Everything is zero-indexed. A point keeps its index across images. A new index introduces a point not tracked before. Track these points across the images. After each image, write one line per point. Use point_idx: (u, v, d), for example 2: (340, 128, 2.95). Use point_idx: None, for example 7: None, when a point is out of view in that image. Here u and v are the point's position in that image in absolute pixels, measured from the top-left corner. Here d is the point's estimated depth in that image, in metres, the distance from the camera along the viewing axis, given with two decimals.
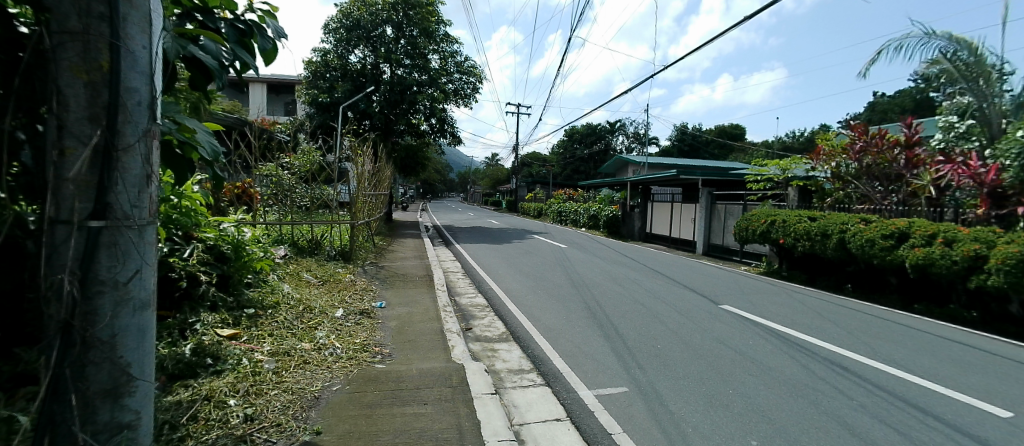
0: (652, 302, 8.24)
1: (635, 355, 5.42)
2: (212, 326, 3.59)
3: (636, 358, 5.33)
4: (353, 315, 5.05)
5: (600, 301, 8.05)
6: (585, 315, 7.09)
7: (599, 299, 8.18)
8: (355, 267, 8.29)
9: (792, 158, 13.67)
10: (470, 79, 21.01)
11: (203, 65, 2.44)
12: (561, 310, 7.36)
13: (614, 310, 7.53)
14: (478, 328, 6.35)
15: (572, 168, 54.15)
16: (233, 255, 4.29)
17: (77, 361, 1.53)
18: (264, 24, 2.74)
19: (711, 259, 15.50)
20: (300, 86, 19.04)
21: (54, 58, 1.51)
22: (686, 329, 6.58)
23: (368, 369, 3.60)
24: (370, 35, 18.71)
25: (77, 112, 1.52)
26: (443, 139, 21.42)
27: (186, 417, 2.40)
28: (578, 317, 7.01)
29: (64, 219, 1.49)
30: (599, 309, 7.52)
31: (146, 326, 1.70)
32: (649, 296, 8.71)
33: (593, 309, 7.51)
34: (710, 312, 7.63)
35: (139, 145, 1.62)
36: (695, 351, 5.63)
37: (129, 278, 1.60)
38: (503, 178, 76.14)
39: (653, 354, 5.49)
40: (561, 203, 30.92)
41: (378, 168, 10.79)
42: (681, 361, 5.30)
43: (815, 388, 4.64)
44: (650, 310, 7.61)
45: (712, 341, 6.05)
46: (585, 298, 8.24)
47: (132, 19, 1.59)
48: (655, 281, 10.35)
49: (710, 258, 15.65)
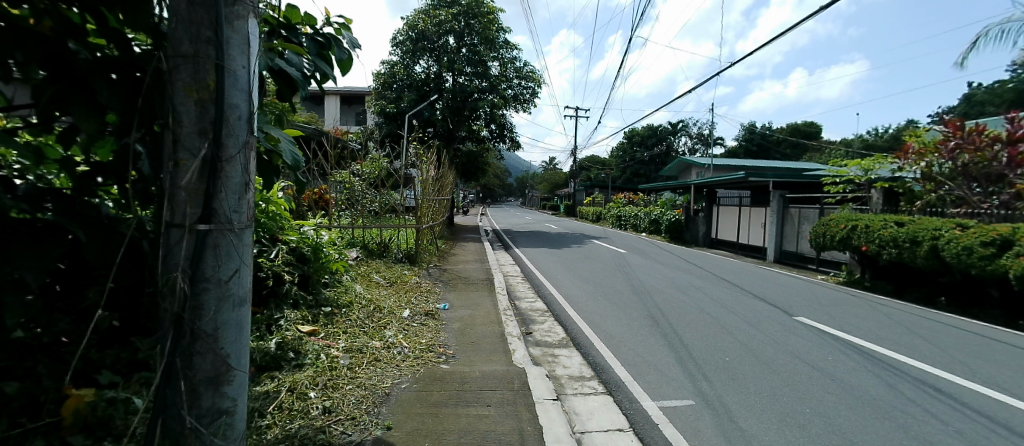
0: (719, 311, 7.82)
1: (701, 367, 5.15)
2: (294, 322, 3.86)
3: (702, 370, 5.07)
4: (418, 316, 5.23)
5: (664, 309, 7.75)
6: (648, 324, 6.85)
7: (663, 308, 7.87)
8: (420, 270, 8.60)
9: (876, 157, 12.42)
10: (529, 84, 21.20)
11: (287, 77, 2.65)
12: (622, 317, 7.17)
13: (679, 319, 7.22)
14: (538, 333, 6.35)
15: (631, 171, 52.82)
16: (312, 256, 4.57)
17: (186, 350, 1.70)
18: (340, 36, 2.93)
19: (784, 266, 14.44)
20: (370, 97, 20.09)
21: (171, 80, 1.71)
22: (758, 342, 6.17)
23: (434, 369, 3.71)
24: (434, 45, 19.38)
25: (189, 126, 1.70)
26: (502, 144, 21.78)
27: (273, 406, 2.59)
28: (640, 325, 6.79)
29: (178, 223, 1.67)
30: (663, 318, 7.24)
31: (243, 321, 1.85)
32: (715, 305, 8.28)
33: (657, 317, 7.25)
34: (783, 325, 7.09)
35: (239, 156, 1.78)
36: (768, 366, 5.26)
37: (230, 277, 1.76)
38: (561, 181, 75.72)
39: (720, 366, 5.19)
40: (621, 208, 30.25)
41: (441, 174, 11.14)
42: (753, 375, 4.97)
43: (907, 410, 4.17)
44: (718, 320, 7.20)
45: (786, 356, 5.62)
46: (647, 305, 7.97)
47: (234, 42, 1.76)
48: (722, 289, 9.79)
49: (782, 266, 14.59)
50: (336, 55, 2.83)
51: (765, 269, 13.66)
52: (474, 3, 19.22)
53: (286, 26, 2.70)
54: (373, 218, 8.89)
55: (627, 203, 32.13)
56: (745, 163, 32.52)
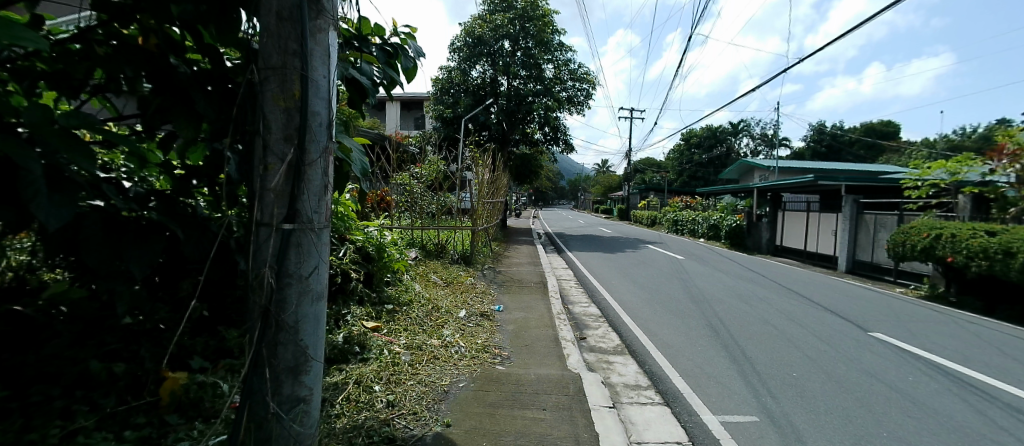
0: (785, 323, 7.35)
1: (766, 382, 4.86)
2: (359, 318, 4.04)
3: (767, 385, 4.78)
4: (474, 317, 5.31)
5: (724, 319, 7.39)
6: (708, 334, 6.55)
7: (723, 317, 7.49)
8: (474, 271, 8.74)
9: (962, 158, 10.87)
10: (584, 86, 21.05)
11: (359, 85, 2.81)
12: (679, 326, 6.91)
13: (741, 330, 6.84)
14: (592, 338, 6.25)
15: (688, 174, 50.83)
16: (376, 255, 4.78)
17: (271, 341, 1.83)
18: (406, 45, 3.10)
19: (857, 278, 13.34)
20: (428, 102, 20.66)
21: (262, 91, 1.85)
22: (828, 357, 5.73)
23: (490, 370, 3.76)
24: (490, 50, 19.64)
25: (277, 133, 1.83)
26: (556, 146, 21.72)
27: (341, 397, 2.73)
28: (699, 335, 6.51)
29: (267, 222, 1.82)
30: (722, 328, 6.90)
31: (320, 314, 1.96)
32: (781, 316, 7.78)
33: (717, 327, 6.92)
34: (856, 340, 6.54)
35: (320, 160, 1.90)
36: (841, 384, 4.87)
37: (310, 273, 1.87)
38: (614, 184, 74.25)
39: (786, 382, 4.86)
40: (677, 212, 29.23)
41: (496, 177, 11.29)
42: (824, 393, 4.62)
43: (1000, 441, 3.70)
44: (783, 333, 6.75)
45: (861, 374, 5.18)
46: (706, 314, 7.63)
47: (316, 54, 1.88)
48: (788, 300, 9.18)
49: (854, 277, 13.49)
50: (403, 64, 2.98)
51: (839, 279, 12.67)
52: (530, 7, 19.36)
53: (356, 36, 2.87)
54: (430, 219, 9.14)
55: (684, 207, 30.93)
56: (815, 165, 30.36)
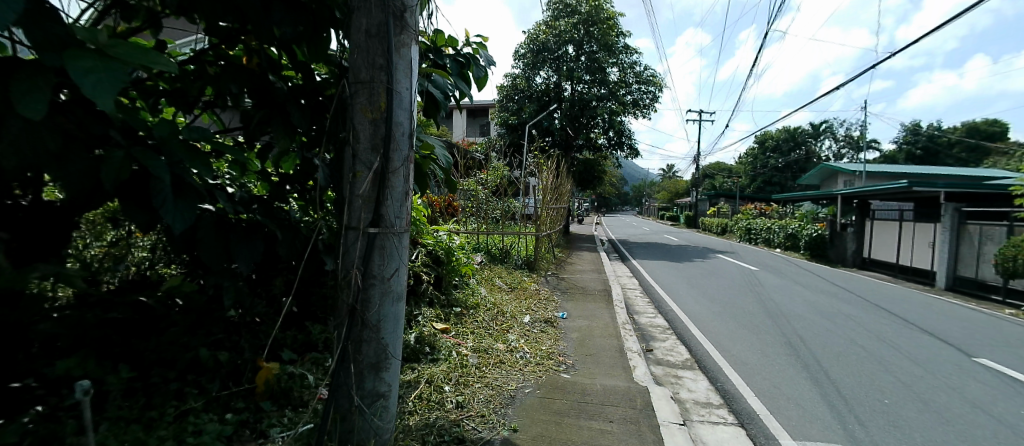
0: (872, 342, 6.72)
1: (852, 406, 4.45)
2: (429, 319, 4.17)
3: (854, 411, 4.36)
4: (538, 323, 5.32)
5: (802, 336, 6.87)
6: (784, 351, 6.12)
7: (801, 334, 6.97)
8: (538, 277, 8.75)
9: None
10: (650, 89, 20.56)
11: (433, 97, 2.94)
12: (752, 341, 6.51)
13: (821, 348, 6.34)
14: (660, 351, 6.02)
15: (762, 179, 47.61)
16: (446, 258, 4.95)
17: (356, 337, 2.02)
18: (477, 54, 3.19)
19: (955, 295, 11.80)
20: (493, 109, 21.00)
21: (351, 103, 2.04)
22: (925, 382, 5.16)
23: (555, 377, 3.74)
24: (554, 55, 19.66)
25: (364, 143, 2.02)
26: (620, 152, 21.27)
27: (413, 396, 2.83)
28: (774, 351, 6.10)
29: (354, 226, 2.01)
30: (801, 345, 6.40)
31: (399, 314, 2.13)
32: (867, 335, 7.12)
33: (794, 344, 6.46)
34: (958, 365, 5.85)
35: (402, 168, 2.06)
36: (942, 413, 4.36)
37: (391, 275, 2.04)
38: (679, 190, 71.36)
39: (878, 408, 4.41)
40: (750, 219, 27.52)
41: (559, 182, 11.26)
42: (922, 422, 4.15)
43: None
44: (870, 353, 6.16)
45: (966, 403, 4.61)
46: (782, 330, 7.14)
47: (400, 68, 2.05)
48: (877, 318, 8.35)
49: (953, 294, 11.93)
50: (474, 73, 3.06)
51: (933, 296, 11.34)
52: (594, 11, 19.22)
53: (430, 50, 2.99)
54: (495, 224, 9.31)
55: (758, 215, 29.00)
56: (912, 168, 27.33)
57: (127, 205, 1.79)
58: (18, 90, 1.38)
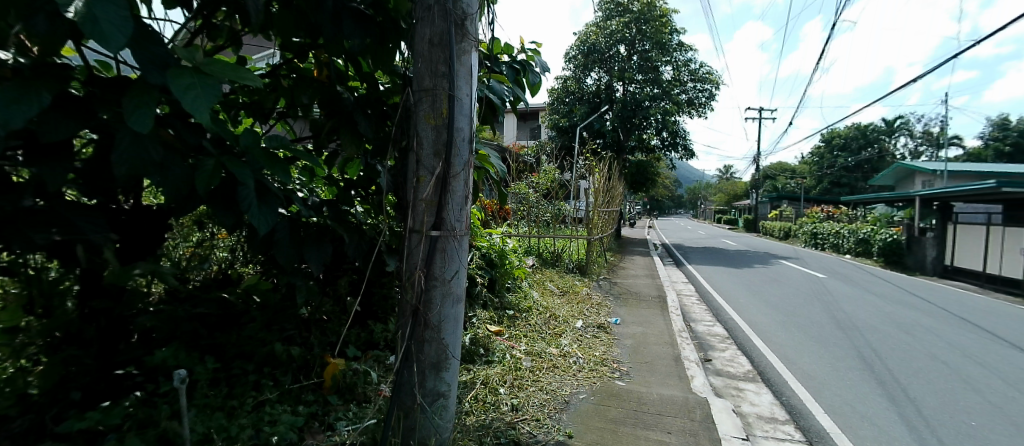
0: (955, 357, 6.16)
1: (935, 427, 4.08)
2: (484, 321, 4.23)
3: (937, 432, 4.00)
4: (591, 328, 5.24)
5: (874, 348, 6.41)
6: (854, 364, 5.72)
7: (873, 346, 6.49)
8: (590, 281, 8.63)
9: None
10: (706, 87, 19.86)
11: (489, 102, 3.01)
12: (818, 353, 6.13)
13: (896, 361, 5.89)
14: (719, 361, 5.75)
15: (829, 180, 44.38)
16: (499, 261, 5.04)
17: (419, 337, 2.15)
18: (532, 61, 3.24)
19: None
20: (544, 112, 20.99)
21: (416, 110, 2.21)
22: (1018, 402, 4.68)
23: (610, 384, 3.66)
24: (606, 56, 19.39)
25: (427, 149, 2.18)
26: (674, 153, 20.60)
27: (470, 396, 2.88)
28: (842, 364, 5.72)
29: (417, 229, 2.16)
30: (875, 358, 5.94)
31: (458, 316, 2.24)
32: (950, 349, 6.53)
33: (865, 356, 6.03)
34: None
35: (462, 173, 2.21)
36: None
37: (451, 277, 2.18)
38: (736, 192, 68.06)
39: (964, 430, 4.03)
40: (816, 223, 25.73)
41: (611, 185, 11.08)
42: None
43: None
44: (955, 369, 5.64)
45: None
46: (851, 341, 6.68)
47: (461, 75, 2.20)
48: (962, 331, 7.62)
49: None
50: (530, 80, 3.12)
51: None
52: (646, 9, 18.78)
53: (489, 56, 3.02)
54: (546, 227, 9.31)
55: (825, 219, 27.02)
56: (1006, 167, 24.45)
57: (217, 208, 1.95)
58: (130, 106, 1.55)
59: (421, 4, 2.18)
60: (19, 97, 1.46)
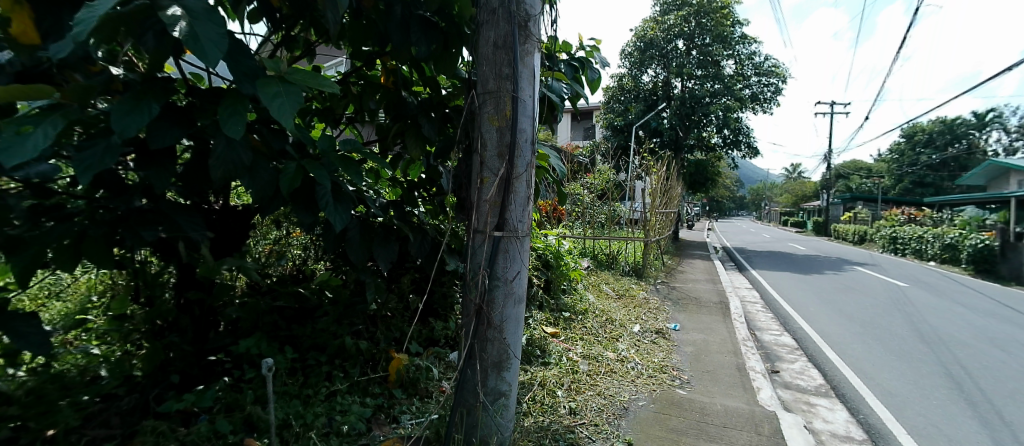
0: None
1: None
2: (540, 322, 4.24)
3: None
4: (649, 333, 5.09)
5: (966, 364, 5.80)
6: (943, 381, 5.19)
7: (965, 362, 5.87)
8: (647, 285, 8.39)
9: None
10: (771, 80, 18.80)
11: (549, 101, 3.01)
12: (900, 367, 5.62)
13: (992, 379, 5.30)
14: (788, 373, 5.40)
15: (912, 180, 40.44)
16: (554, 263, 5.05)
17: (481, 336, 2.22)
18: (591, 58, 3.22)
19: None
20: (598, 111, 20.64)
21: (480, 113, 2.27)
22: None
23: (670, 392, 3.54)
24: (663, 52, 18.78)
25: (491, 151, 2.25)
26: (736, 151, 19.58)
27: (528, 397, 2.89)
28: (928, 381, 5.21)
29: (481, 230, 2.23)
30: (967, 376, 5.37)
31: (519, 317, 2.29)
32: None
33: (955, 373, 5.46)
34: None
35: (524, 174, 2.25)
36: None
37: (513, 277, 2.24)
38: (802, 193, 63.66)
39: None
40: (895, 227, 23.56)
41: (669, 185, 10.73)
42: None
43: None
44: None
45: None
46: (939, 356, 6.07)
47: (524, 76, 2.24)
48: None
49: None
50: (589, 77, 3.11)
51: None
52: (706, 1, 18.04)
53: (548, 55, 2.99)
54: (601, 229, 9.18)
55: (906, 222, 24.67)
56: None
57: (298, 207, 2.10)
58: (225, 114, 1.68)
59: (485, 8, 2.24)
60: (131, 108, 1.63)
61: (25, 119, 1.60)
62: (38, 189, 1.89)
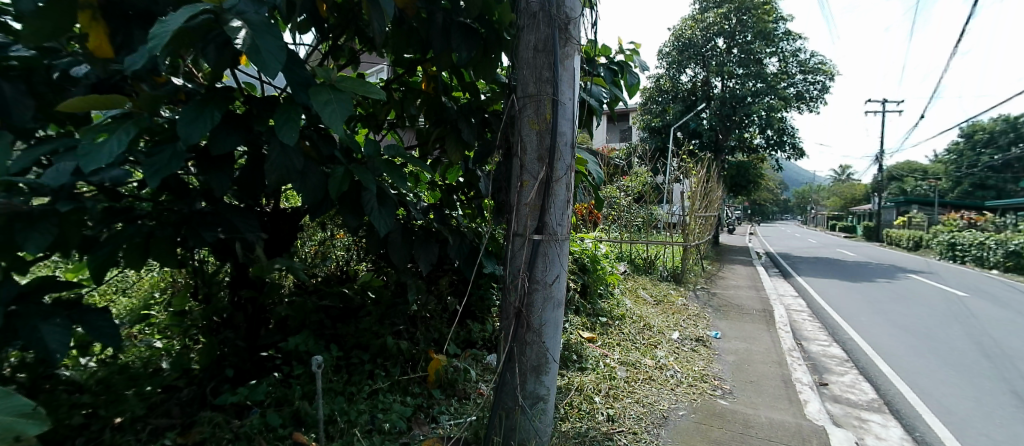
0: None
1: None
2: (576, 327, 4.23)
3: None
4: (688, 340, 4.96)
5: None
6: (1012, 399, 4.79)
7: None
8: (686, 291, 8.17)
9: None
10: (817, 78, 17.96)
11: (588, 106, 3.00)
12: (963, 383, 5.23)
13: None
14: (836, 386, 5.12)
15: (974, 182, 37.64)
16: (591, 267, 5.01)
17: (521, 339, 2.23)
18: (630, 61, 3.18)
19: None
20: (635, 112, 20.28)
21: (520, 116, 2.28)
22: None
23: (711, 402, 3.44)
24: (703, 51, 18.30)
25: (531, 154, 2.25)
26: (780, 152, 18.81)
27: (565, 402, 2.88)
28: (996, 398, 4.82)
29: (521, 233, 2.25)
30: None
31: (558, 321, 2.28)
32: None
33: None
34: None
35: (564, 177, 2.25)
36: None
37: (552, 281, 2.23)
38: (851, 196, 60.41)
39: None
40: (954, 232, 22.00)
41: (709, 188, 10.42)
42: None
43: None
44: None
45: None
46: (1007, 372, 5.61)
47: (564, 80, 2.23)
48: None
49: None
50: (628, 81, 3.08)
51: None
52: None
53: (587, 59, 2.97)
54: (638, 232, 9.02)
55: (966, 227, 23.01)
56: None
57: (345, 210, 2.19)
58: (279, 121, 1.76)
59: (525, 13, 2.25)
60: (196, 115, 1.73)
61: (101, 128, 1.72)
62: (108, 192, 1.97)
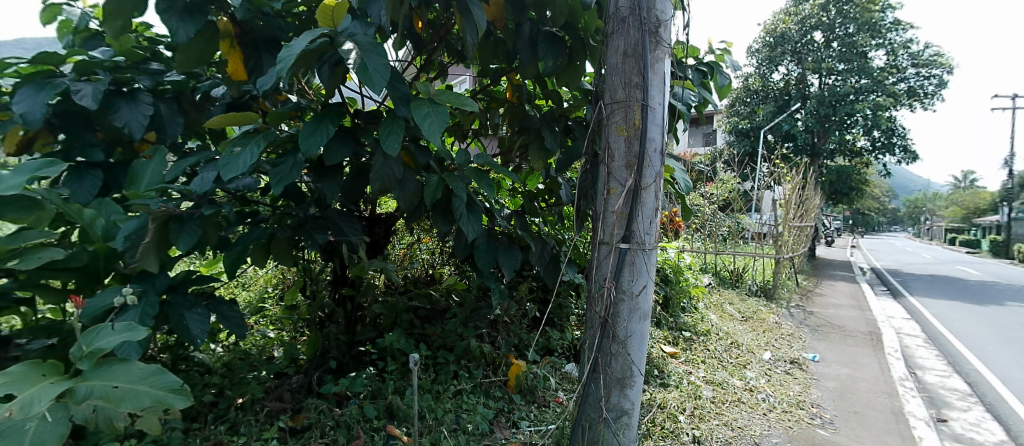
0: None
1: None
2: (657, 341, 4.08)
3: None
4: (781, 362, 4.59)
5: None
6: None
7: None
8: (778, 308, 7.54)
9: None
10: (935, 72, 15.92)
11: (676, 111, 2.89)
12: None
13: None
14: (960, 424, 4.44)
15: None
16: (673, 279, 4.82)
17: (605, 349, 2.19)
18: (721, 62, 3.03)
19: None
20: (720, 115, 19.14)
21: (608, 122, 2.25)
22: None
23: (810, 432, 3.15)
24: (798, 46, 16.93)
25: (619, 161, 2.21)
26: (888, 156, 16.84)
27: (646, 418, 2.79)
28: None
29: (607, 241, 2.21)
30: None
31: (644, 333, 2.22)
32: None
33: None
34: None
35: (653, 184, 2.18)
36: None
37: (639, 291, 2.17)
38: (977, 205, 52.44)
39: None
40: None
41: (805, 196, 9.59)
42: None
43: None
44: None
45: None
46: None
47: (654, 84, 2.17)
48: None
49: None
50: (719, 82, 2.94)
51: None
52: None
53: (676, 61, 2.87)
54: (724, 243, 8.49)
55: None
56: None
57: (437, 215, 2.30)
58: (384, 132, 1.89)
59: (615, 18, 2.22)
60: (314, 128, 1.90)
61: (237, 140, 1.96)
62: (238, 199, 2.26)
